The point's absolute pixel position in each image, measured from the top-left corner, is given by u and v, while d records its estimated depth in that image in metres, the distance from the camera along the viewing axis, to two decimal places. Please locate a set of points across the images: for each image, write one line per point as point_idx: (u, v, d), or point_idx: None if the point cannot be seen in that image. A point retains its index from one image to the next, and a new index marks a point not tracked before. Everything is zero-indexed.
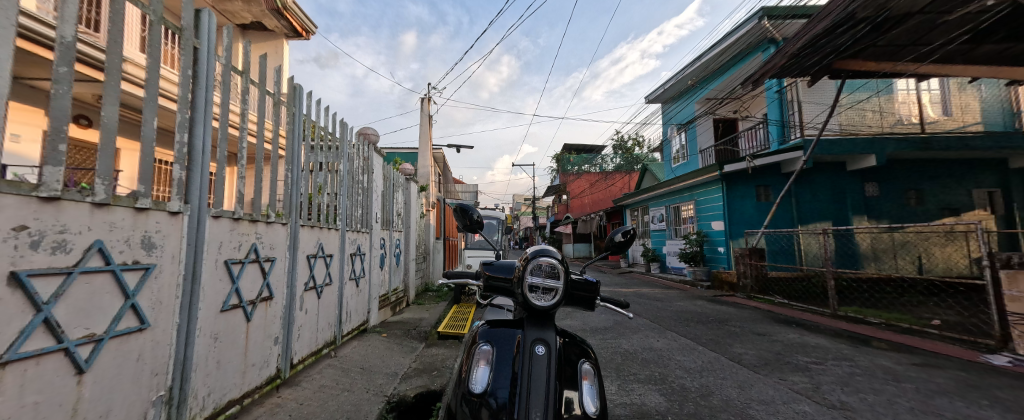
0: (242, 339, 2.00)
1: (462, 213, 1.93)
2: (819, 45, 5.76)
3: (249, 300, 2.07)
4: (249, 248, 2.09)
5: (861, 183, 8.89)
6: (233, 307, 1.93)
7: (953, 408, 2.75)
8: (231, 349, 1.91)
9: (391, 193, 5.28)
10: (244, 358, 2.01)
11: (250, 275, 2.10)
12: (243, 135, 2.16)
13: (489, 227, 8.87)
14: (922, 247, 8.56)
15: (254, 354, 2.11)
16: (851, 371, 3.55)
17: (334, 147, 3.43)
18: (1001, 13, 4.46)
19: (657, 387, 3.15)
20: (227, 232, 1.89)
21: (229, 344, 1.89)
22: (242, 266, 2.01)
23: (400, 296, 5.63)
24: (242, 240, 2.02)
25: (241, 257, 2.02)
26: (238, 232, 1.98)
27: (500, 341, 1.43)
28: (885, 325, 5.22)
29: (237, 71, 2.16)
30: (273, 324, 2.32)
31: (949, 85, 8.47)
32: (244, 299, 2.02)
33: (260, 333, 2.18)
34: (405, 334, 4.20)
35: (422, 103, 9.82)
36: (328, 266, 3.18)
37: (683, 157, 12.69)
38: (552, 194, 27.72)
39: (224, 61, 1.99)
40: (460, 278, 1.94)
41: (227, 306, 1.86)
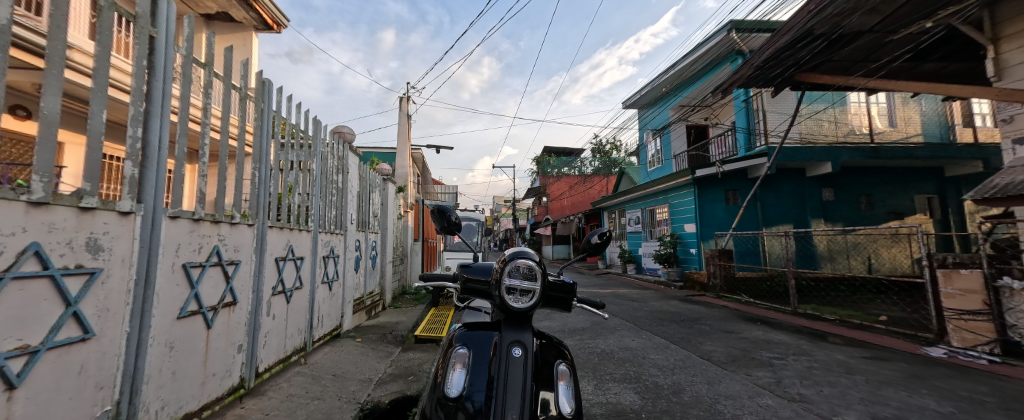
0: (201, 348, 1.88)
1: (440, 215, 1.90)
2: (781, 58, 6.06)
3: (209, 306, 1.95)
4: (210, 251, 1.97)
5: (819, 188, 9.48)
6: (193, 313, 1.81)
7: (899, 397, 2.96)
8: (189, 359, 1.79)
9: (367, 194, 5.14)
10: (203, 367, 1.89)
11: (211, 279, 1.98)
12: (206, 131, 2.04)
13: (468, 229, 8.80)
14: (872, 248, 9.22)
15: (215, 363, 1.99)
16: (809, 365, 3.76)
17: (307, 146, 3.30)
18: (937, 34, 4.99)
19: (632, 386, 3.21)
20: (185, 233, 1.77)
21: (187, 353, 1.77)
22: (203, 270, 1.90)
23: (376, 300, 5.49)
24: (203, 242, 1.90)
25: (202, 260, 1.90)
26: (198, 233, 1.87)
27: (477, 344, 1.42)
28: (840, 322, 5.57)
29: (199, 63, 2.03)
30: (236, 331, 2.20)
31: (894, 99, 9.18)
32: (204, 304, 1.90)
33: (222, 340, 2.06)
34: (381, 339, 4.09)
35: (401, 102, 9.65)
36: (299, 269, 3.05)
37: (657, 162, 13.09)
38: (531, 197, 27.92)
39: (185, 52, 1.87)
40: (437, 281, 1.90)
41: (185, 313, 1.75)
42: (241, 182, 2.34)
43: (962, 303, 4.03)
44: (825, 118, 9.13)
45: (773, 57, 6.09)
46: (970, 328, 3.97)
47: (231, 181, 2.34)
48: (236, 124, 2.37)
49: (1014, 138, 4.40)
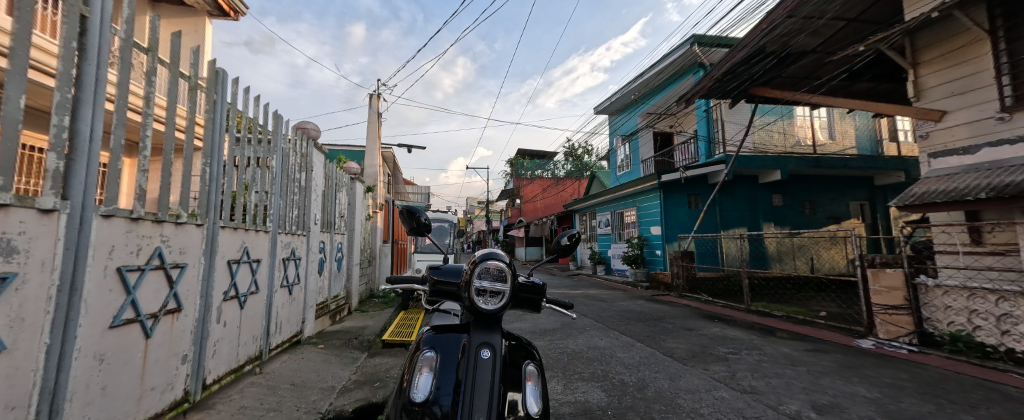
0: (138, 360, 1.72)
1: (409, 215, 1.85)
2: (738, 73, 6.46)
3: (149, 314, 1.78)
4: (151, 253, 1.80)
5: (769, 194, 10.21)
6: (128, 321, 1.65)
7: (835, 385, 3.23)
8: (123, 372, 1.62)
9: (333, 194, 4.92)
10: (140, 381, 1.72)
11: (152, 284, 1.81)
12: (147, 121, 1.87)
13: (440, 230, 8.66)
14: (814, 250, 10.04)
15: (153, 376, 1.81)
16: (760, 358, 4.03)
17: (266, 141, 3.12)
18: (868, 58, 5.56)
19: (599, 384, 3.29)
20: (121, 234, 1.61)
21: (120, 366, 1.61)
22: (142, 274, 1.73)
23: (341, 304, 5.25)
24: (142, 243, 1.74)
25: (140, 263, 1.73)
26: (136, 234, 1.70)
27: (445, 347, 1.39)
28: (787, 317, 6.00)
29: (141, 48, 1.85)
30: (180, 341, 2.02)
31: (833, 114, 10.07)
32: (142, 312, 1.73)
33: (163, 350, 1.88)
34: (346, 344, 3.92)
35: (370, 99, 9.31)
36: (255, 273, 2.87)
37: (627, 166, 13.58)
38: (505, 198, 27.98)
39: (124, 35, 1.70)
40: (405, 284, 1.85)
41: (119, 321, 1.59)
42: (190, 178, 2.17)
43: (888, 299, 4.48)
44: (775, 129, 9.86)
45: (730, 72, 6.45)
46: (893, 321, 4.45)
47: (178, 177, 2.15)
48: (185, 115, 2.19)
49: (930, 151, 4.93)
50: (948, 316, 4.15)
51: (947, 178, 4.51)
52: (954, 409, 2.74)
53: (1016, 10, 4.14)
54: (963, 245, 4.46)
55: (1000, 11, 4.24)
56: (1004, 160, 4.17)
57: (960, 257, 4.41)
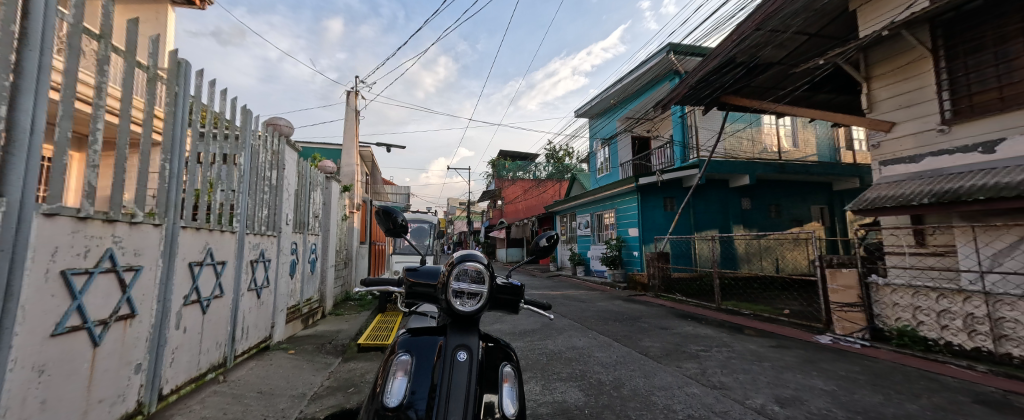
0: (85, 369, 1.61)
1: (386, 215, 1.83)
2: (710, 81, 6.76)
3: (98, 320, 1.67)
4: (101, 255, 1.70)
5: (739, 198, 10.68)
6: (74, 328, 1.55)
7: (796, 379, 3.42)
8: (66, 383, 1.51)
9: (307, 193, 4.77)
10: (86, 393, 1.61)
11: (102, 288, 1.70)
12: (98, 113, 1.75)
13: (419, 231, 8.55)
14: (778, 251, 10.57)
15: (101, 388, 1.70)
16: (729, 355, 4.21)
17: (234, 137, 2.99)
18: (826, 71, 5.95)
19: (577, 384, 3.34)
20: (67, 234, 1.51)
21: (63, 377, 1.50)
22: (90, 277, 1.63)
23: (314, 307, 5.09)
24: (90, 244, 1.63)
25: (88, 265, 1.62)
26: (84, 235, 1.60)
27: (420, 350, 1.38)
28: (755, 316, 6.30)
29: (92, 34, 1.74)
30: (133, 348, 1.90)
31: (796, 123, 10.67)
32: (90, 318, 1.62)
33: (113, 358, 1.77)
34: (318, 349, 3.80)
35: (348, 96, 9.06)
36: (219, 275, 2.74)
37: (606, 169, 13.87)
38: (486, 199, 27.93)
39: (73, 20, 1.60)
40: (382, 286, 1.83)
41: (62, 328, 1.48)
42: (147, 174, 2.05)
43: (844, 297, 4.77)
44: (744, 136, 10.34)
45: (703, 80, 6.72)
46: (848, 317, 4.75)
47: (133, 173, 2.03)
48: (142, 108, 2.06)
49: (880, 160, 5.31)
50: (896, 312, 4.46)
51: (896, 184, 4.86)
52: (900, 398, 2.96)
53: (954, 31, 4.54)
54: (909, 246, 4.86)
55: (941, 31, 4.64)
56: (944, 169, 4.55)
57: (906, 258, 4.82)
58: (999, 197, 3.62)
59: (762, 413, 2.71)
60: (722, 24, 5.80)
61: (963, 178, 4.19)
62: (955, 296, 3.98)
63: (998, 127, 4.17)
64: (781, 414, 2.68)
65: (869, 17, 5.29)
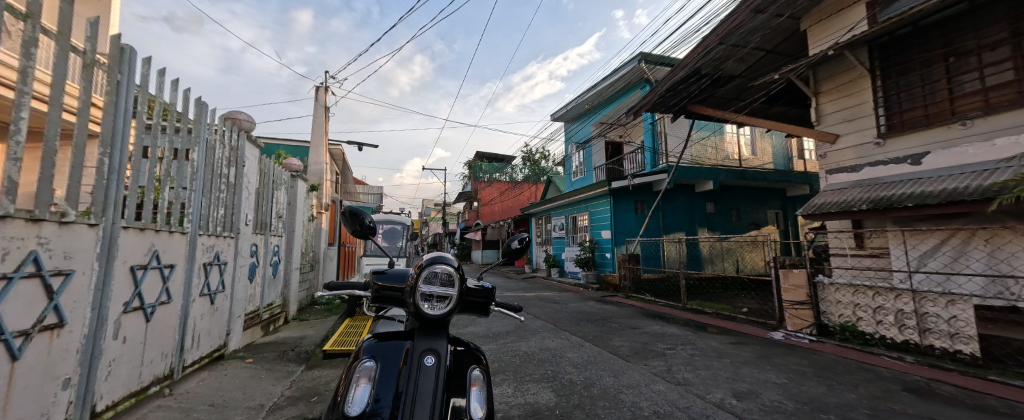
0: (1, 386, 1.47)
1: (353, 217, 1.81)
2: (678, 90, 7.04)
3: (18, 332, 1.53)
4: (23, 258, 1.57)
5: (703, 202, 11.23)
6: None
7: (751, 374, 3.66)
8: None
9: (269, 192, 4.58)
10: (3, 412, 1.48)
11: (24, 295, 1.57)
12: (21, 101, 1.61)
13: (391, 233, 8.38)
14: (738, 253, 11.20)
15: (22, 406, 1.56)
16: (692, 352, 4.43)
17: (186, 130, 2.83)
18: (780, 85, 6.42)
19: (549, 384, 3.42)
20: None
21: None
22: (9, 283, 1.50)
23: (276, 312, 4.87)
24: (9, 246, 1.50)
25: (7, 270, 1.49)
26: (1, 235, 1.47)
27: (386, 356, 1.39)
28: (716, 314, 6.65)
29: (17, 13, 1.61)
30: (61, 361, 1.76)
31: (755, 132, 11.37)
32: (9, 329, 1.49)
33: (36, 374, 1.63)
34: (279, 357, 3.64)
35: (316, 92, 8.74)
36: (166, 280, 2.59)
37: (581, 172, 14.18)
38: (462, 200, 27.74)
39: None
40: (347, 289, 1.81)
41: None
42: (82, 171, 1.90)
43: (795, 296, 5.11)
44: (709, 144, 10.89)
45: (671, 89, 7.01)
46: (798, 315, 5.10)
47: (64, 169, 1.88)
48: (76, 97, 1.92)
49: (826, 169, 5.75)
50: (839, 309, 4.82)
51: (840, 191, 5.28)
52: (842, 388, 3.24)
53: (889, 54, 5.02)
54: (850, 248, 5.35)
55: (878, 54, 5.11)
56: (880, 178, 5.00)
57: (847, 259, 5.31)
58: (924, 204, 4.04)
59: (720, 407, 2.89)
60: (690, 36, 6.12)
61: (895, 186, 4.63)
62: (887, 294, 4.36)
63: (926, 142, 4.65)
64: (738, 407, 2.87)
65: (818, 37, 5.75)
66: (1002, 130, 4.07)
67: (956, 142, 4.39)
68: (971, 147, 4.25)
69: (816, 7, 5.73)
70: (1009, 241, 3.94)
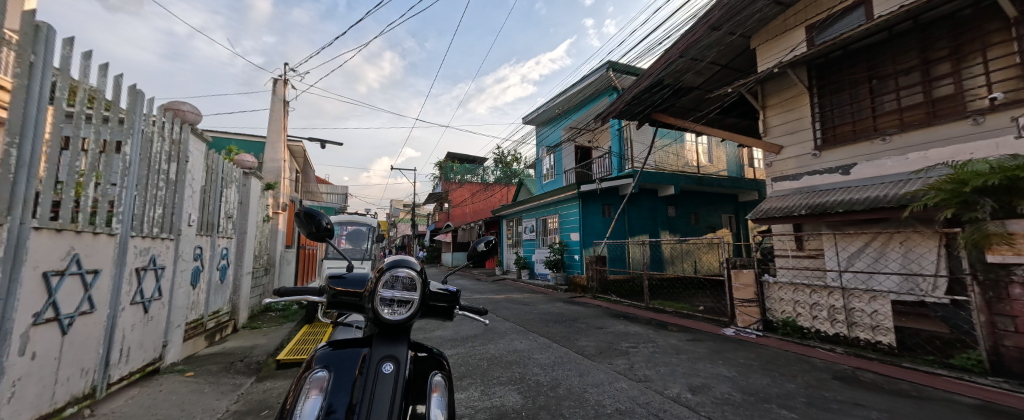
0: None
1: (309, 219, 1.74)
2: (642, 99, 7.38)
3: None
4: None
5: (665, 206, 11.79)
6: None
7: (704, 368, 3.89)
8: None
9: (217, 191, 4.29)
10: None
11: None
12: None
13: (356, 235, 8.07)
14: (696, 254, 11.84)
15: None
16: (652, 350, 4.63)
17: (117, 120, 2.60)
18: (733, 97, 6.88)
19: (515, 386, 3.45)
20: None
21: None
22: None
23: (223, 321, 4.55)
24: None
25: None
26: None
27: (339, 365, 1.36)
28: (675, 313, 6.99)
29: None
30: None
31: (712, 141, 12.10)
32: None
33: None
34: (224, 370, 3.40)
35: (275, 85, 8.25)
36: (89, 287, 2.36)
37: (551, 175, 14.40)
38: (432, 201, 27.25)
39: None
40: (299, 295, 1.74)
41: None
42: None
43: (744, 294, 5.50)
44: (670, 151, 11.44)
45: (636, 97, 7.33)
46: (748, 312, 5.47)
47: None
48: None
49: (772, 177, 6.21)
50: (782, 306, 5.22)
51: (782, 197, 5.74)
52: (782, 379, 3.52)
53: (824, 73, 5.53)
54: (791, 250, 5.83)
55: (815, 73, 5.62)
56: (816, 186, 5.49)
57: (789, 260, 5.81)
58: (853, 210, 4.49)
59: (677, 401, 3.05)
60: (654, 47, 6.40)
61: (828, 194, 5.10)
62: (822, 291, 4.77)
63: (853, 154, 5.18)
64: (693, 401, 3.04)
65: (764, 55, 6.23)
66: (914, 145, 4.61)
67: (877, 156, 4.92)
68: (889, 160, 4.78)
69: (763, 27, 6.21)
70: (918, 243, 4.47)
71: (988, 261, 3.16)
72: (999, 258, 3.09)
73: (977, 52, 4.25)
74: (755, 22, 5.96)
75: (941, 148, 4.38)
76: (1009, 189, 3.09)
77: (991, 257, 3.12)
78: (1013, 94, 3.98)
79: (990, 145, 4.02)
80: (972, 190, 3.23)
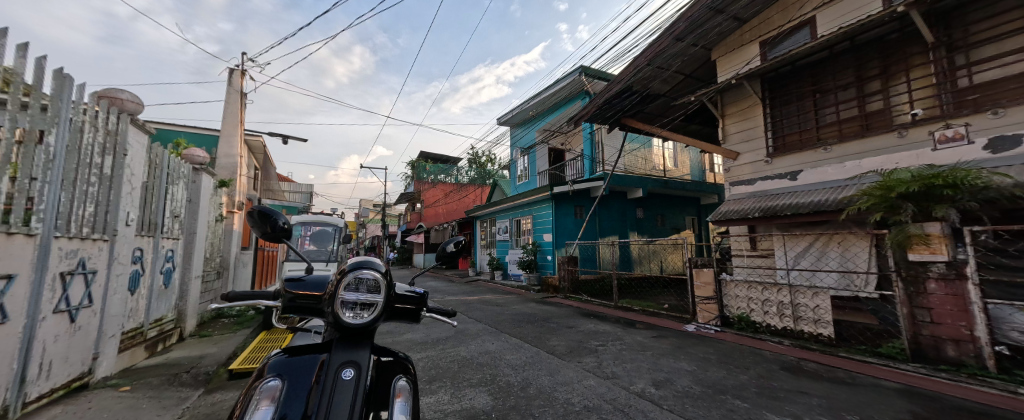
0: None
1: (263, 218, 1.63)
2: (612, 104, 7.63)
3: None
4: None
5: (633, 208, 12.18)
6: None
7: (667, 363, 4.06)
8: None
9: (161, 188, 3.97)
10: None
11: None
12: None
13: (321, 236, 7.73)
14: (662, 254, 12.34)
15: None
16: (620, 347, 4.78)
17: (38, 107, 2.36)
18: (695, 105, 7.24)
19: (486, 388, 3.44)
20: None
21: None
22: None
23: (167, 329, 4.21)
24: None
25: None
26: None
27: (293, 373, 1.30)
28: (642, 311, 7.24)
29: None
30: None
31: (677, 146, 12.64)
32: None
33: None
34: (167, 383, 3.14)
35: (232, 75, 7.73)
36: (3, 295, 2.10)
37: (525, 176, 14.52)
38: (403, 201, 26.66)
39: None
40: (251, 300, 1.64)
41: None
42: None
43: (704, 292, 5.79)
44: (639, 155, 11.83)
45: (606, 102, 7.56)
46: (707, 308, 5.76)
47: None
48: None
49: (730, 182, 6.56)
50: (737, 302, 5.52)
51: (738, 201, 6.08)
52: (737, 371, 3.75)
53: (775, 86, 5.94)
54: (746, 250, 6.21)
55: (767, 85, 6.02)
56: (768, 190, 5.89)
57: (744, 259, 6.18)
58: (798, 213, 4.87)
59: (641, 395, 3.16)
60: (623, 55, 6.61)
61: (779, 198, 5.47)
62: (772, 288, 5.10)
63: (799, 162, 5.59)
64: (655, 395, 3.17)
65: (723, 67, 6.61)
66: (851, 155, 5.06)
67: (821, 163, 5.34)
68: (830, 167, 5.21)
69: (722, 40, 6.58)
70: (853, 243, 4.91)
71: (909, 259, 3.54)
72: (918, 256, 3.47)
73: (902, 72, 4.72)
74: (715, 35, 6.30)
75: (873, 158, 4.83)
76: (927, 195, 3.45)
77: (912, 255, 3.51)
78: (930, 111, 4.46)
79: (912, 156, 4.49)
80: (897, 196, 3.58)
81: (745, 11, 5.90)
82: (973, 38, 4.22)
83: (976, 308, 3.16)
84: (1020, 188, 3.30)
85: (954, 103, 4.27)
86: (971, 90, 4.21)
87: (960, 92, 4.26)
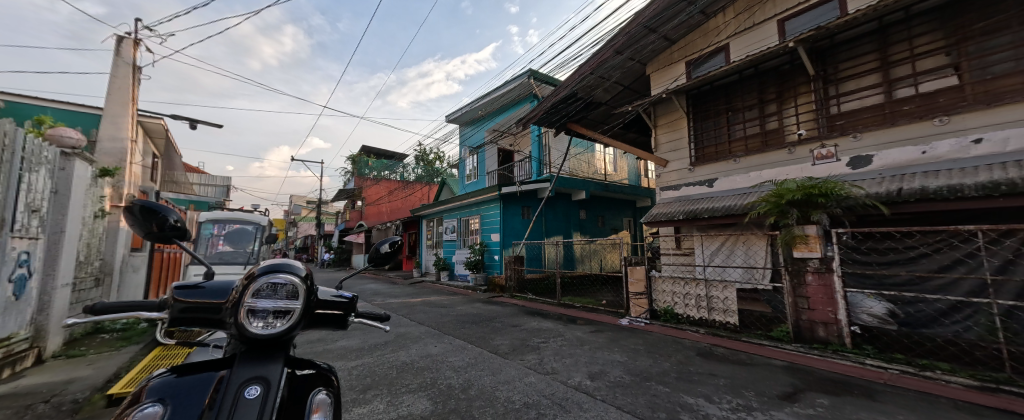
0: None
1: (147, 215, 1.40)
2: (558, 108, 7.89)
3: None
4: None
5: (576, 209, 12.70)
6: None
7: (602, 356, 4.30)
8: None
9: (11, 177, 3.24)
10: None
11: None
12: None
13: (239, 235, 6.91)
14: (601, 253, 13.03)
15: None
16: (560, 343, 4.94)
17: None
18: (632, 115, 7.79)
19: (426, 393, 3.32)
20: None
21: None
22: None
23: (18, 349, 3.44)
24: None
25: None
26: None
27: (179, 395, 1.14)
28: (583, 307, 7.56)
29: None
30: None
31: (617, 152, 13.44)
32: None
33: None
34: (14, 417, 2.57)
35: (120, 43, 6.49)
36: None
37: (474, 176, 14.47)
38: (341, 199, 24.90)
39: None
40: (129, 311, 1.40)
41: None
42: None
43: (636, 288, 6.21)
44: (582, 158, 12.35)
45: (553, 107, 7.80)
46: (639, 303, 6.17)
47: None
48: None
49: (660, 187, 7.12)
50: (664, 297, 6.02)
51: (666, 204, 6.64)
52: (661, 359, 4.09)
53: (696, 101, 6.58)
54: (672, 249, 6.79)
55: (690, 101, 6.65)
56: (690, 195, 6.52)
57: (670, 257, 6.76)
58: (714, 215, 5.45)
59: (578, 389, 3.29)
60: (568, 62, 6.86)
61: (698, 202, 6.07)
62: (691, 283, 5.65)
63: (714, 171, 6.26)
64: (590, 386, 3.33)
65: (655, 82, 7.17)
66: (753, 166, 5.79)
67: (731, 173, 6.04)
68: (739, 176, 5.91)
69: (655, 58, 7.13)
70: (753, 243, 5.64)
71: (794, 256, 4.13)
72: (800, 253, 4.07)
73: (792, 98, 5.52)
74: (648, 51, 6.79)
75: (770, 170, 5.57)
76: (807, 202, 4.09)
77: (796, 253, 4.10)
78: (812, 131, 5.28)
79: (798, 169, 5.28)
80: (787, 202, 4.16)
81: (674, 33, 6.47)
82: (841, 73, 5.08)
83: (840, 296, 3.81)
84: (871, 198, 4.05)
85: (828, 126, 5.11)
86: (839, 117, 5.07)
87: (832, 118, 5.10)
